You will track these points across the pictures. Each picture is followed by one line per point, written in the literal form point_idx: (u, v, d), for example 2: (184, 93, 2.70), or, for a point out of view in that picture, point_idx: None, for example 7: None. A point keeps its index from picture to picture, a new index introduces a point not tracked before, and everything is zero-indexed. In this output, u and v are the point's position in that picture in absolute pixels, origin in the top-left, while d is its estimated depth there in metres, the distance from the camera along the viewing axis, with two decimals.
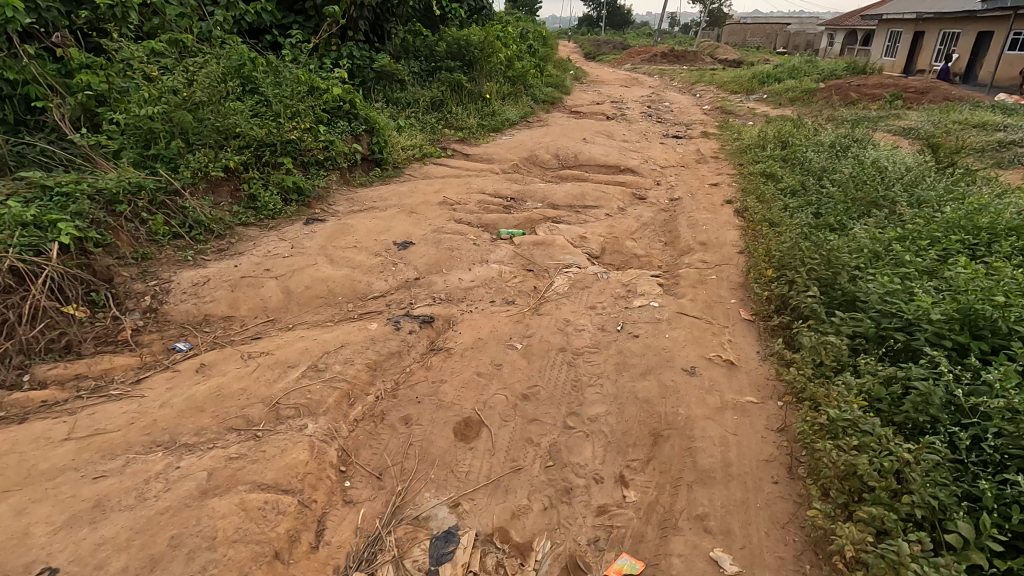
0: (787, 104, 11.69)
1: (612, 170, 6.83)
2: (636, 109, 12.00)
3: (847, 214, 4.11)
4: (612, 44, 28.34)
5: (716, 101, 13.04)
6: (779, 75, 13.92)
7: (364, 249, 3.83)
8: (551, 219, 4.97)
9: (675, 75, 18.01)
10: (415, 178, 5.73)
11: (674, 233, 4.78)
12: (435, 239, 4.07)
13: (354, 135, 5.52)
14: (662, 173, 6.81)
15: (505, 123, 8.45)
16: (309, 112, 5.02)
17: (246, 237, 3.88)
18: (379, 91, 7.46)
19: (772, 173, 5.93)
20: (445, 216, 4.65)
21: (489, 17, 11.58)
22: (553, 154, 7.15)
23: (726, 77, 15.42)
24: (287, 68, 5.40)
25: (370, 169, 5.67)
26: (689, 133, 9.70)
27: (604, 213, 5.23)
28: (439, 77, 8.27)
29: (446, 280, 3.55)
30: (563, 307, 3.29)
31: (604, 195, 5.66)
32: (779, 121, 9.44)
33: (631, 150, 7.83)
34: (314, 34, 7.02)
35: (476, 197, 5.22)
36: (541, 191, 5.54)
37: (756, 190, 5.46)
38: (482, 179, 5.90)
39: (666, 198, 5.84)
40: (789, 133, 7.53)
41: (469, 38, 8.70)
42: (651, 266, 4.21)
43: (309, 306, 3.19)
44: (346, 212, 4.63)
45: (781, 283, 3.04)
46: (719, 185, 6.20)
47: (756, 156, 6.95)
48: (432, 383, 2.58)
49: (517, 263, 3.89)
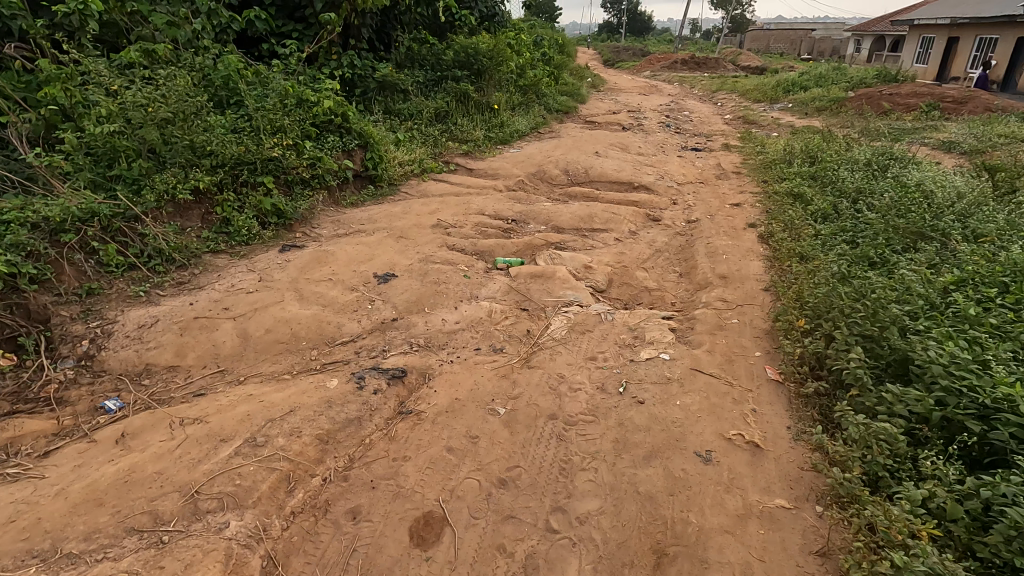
0: (814, 114, 11.09)
1: (624, 186, 6.37)
2: (654, 118, 11.53)
3: (890, 247, 3.61)
4: (632, 50, 27.82)
5: (738, 110, 12.49)
6: (805, 82, 13.31)
7: (340, 282, 3.44)
8: (554, 244, 4.54)
9: (696, 83, 17.45)
10: (411, 197, 5.35)
11: (689, 262, 4.30)
12: (421, 270, 3.67)
13: (346, 150, 5.17)
14: (679, 191, 6.33)
15: (514, 135, 8.05)
16: (295, 127, 4.68)
17: (212, 267, 3.52)
18: (381, 102, 7.12)
19: (801, 193, 5.43)
20: (436, 242, 4.25)
21: (501, 25, 11.23)
22: (562, 169, 6.73)
23: (749, 84, 14.82)
24: (276, 78, 5.07)
25: (363, 187, 5.31)
26: (709, 145, 9.19)
27: (613, 237, 4.78)
28: (445, 87, 7.91)
29: (427, 322, 3.14)
30: (558, 358, 2.85)
31: (614, 216, 5.21)
32: (806, 133, 8.89)
33: (646, 164, 7.36)
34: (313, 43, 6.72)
35: (474, 218, 4.82)
36: (546, 212, 5.11)
37: (783, 213, 4.97)
38: (483, 197, 5.50)
39: (682, 219, 5.37)
40: (818, 147, 6.99)
41: (477, 46, 8.33)
42: (663, 302, 3.75)
43: (267, 354, 2.80)
44: (330, 237, 4.26)
45: (816, 339, 2.57)
46: (741, 205, 5.71)
47: (781, 173, 6.44)
48: (393, 462, 2.16)
49: (511, 299, 3.46)
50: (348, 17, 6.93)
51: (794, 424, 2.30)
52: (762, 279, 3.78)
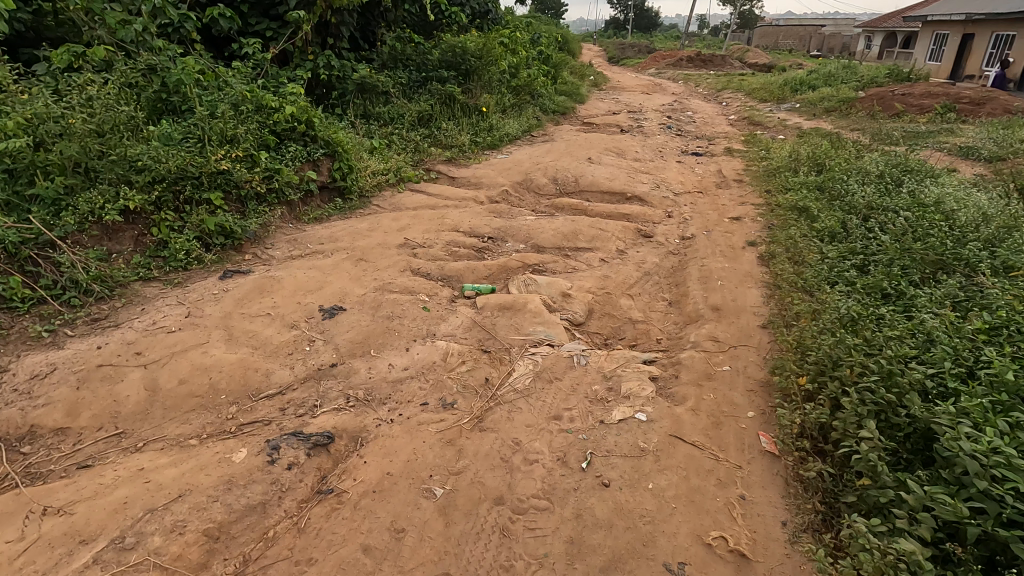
0: (822, 116, 10.58)
1: (616, 197, 5.95)
2: (655, 119, 11.07)
3: (905, 279, 3.19)
4: (637, 47, 27.25)
5: (744, 111, 11.99)
6: (814, 81, 12.78)
7: (279, 317, 3.04)
8: (532, 267, 4.13)
9: (701, 81, 16.92)
10: (383, 210, 4.96)
11: (680, 288, 3.88)
12: (375, 302, 3.26)
13: (311, 161, 4.79)
14: (675, 202, 5.90)
15: (503, 140, 7.63)
16: (251, 137, 4.29)
17: (138, 299, 3.13)
18: (359, 105, 6.72)
19: (806, 207, 4.98)
20: (400, 264, 3.84)
21: (496, 22, 10.81)
22: (551, 177, 6.31)
23: (755, 83, 14.29)
24: (233, 82, 4.67)
25: (330, 200, 4.92)
26: (710, 149, 8.74)
27: (598, 257, 4.36)
28: (431, 88, 7.50)
29: (372, 367, 2.73)
30: (516, 417, 2.44)
31: (602, 232, 4.78)
32: (813, 137, 8.42)
33: (642, 172, 6.92)
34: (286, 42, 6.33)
35: (446, 236, 4.41)
36: (528, 228, 4.69)
37: (786, 232, 4.53)
38: (460, 211, 5.10)
39: (676, 236, 4.93)
40: (826, 154, 6.52)
41: (464, 45, 7.92)
42: (648, 339, 3.32)
43: (176, 412, 2.41)
44: (282, 259, 3.88)
45: (820, 406, 2.16)
46: (742, 218, 5.27)
47: (786, 182, 5.98)
48: (295, 567, 1.78)
49: (473, 337, 3.05)
50: (323, 14, 6.53)
51: (792, 519, 1.91)
52: (761, 313, 3.35)
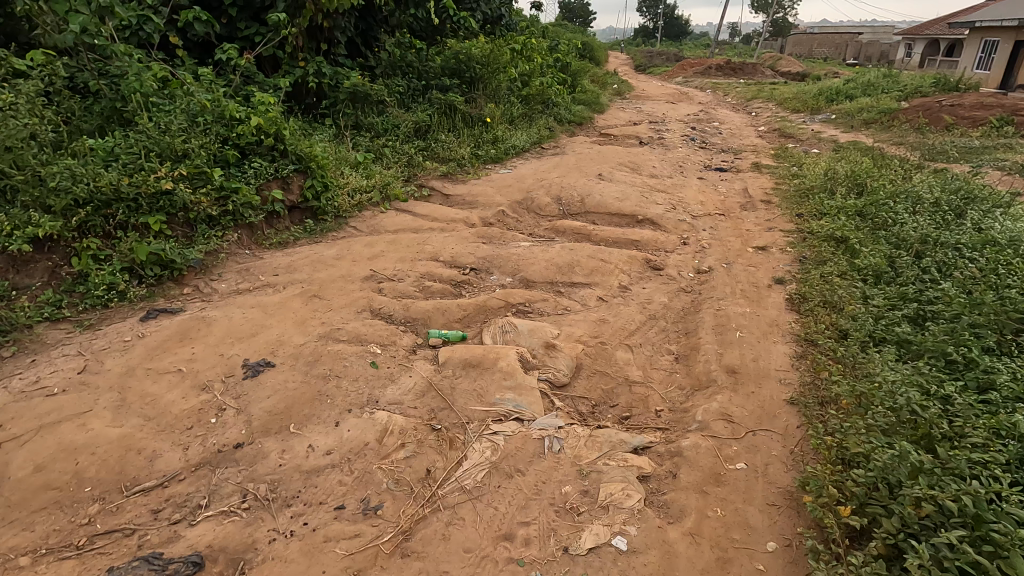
0: (861, 129, 9.74)
1: (626, 219, 5.32)
2: (678, 131, 10.38)
3: (978, 343, 2.62)
4: (664, 56, 26.50)
5: (775, 121, 11.21)
6: (852, 90, 11.92)
7: (191, 375, 2.50)
8: (516, 307, 3.53)
9: (730, 90, 16.11)
10: (360, 233, 4.45)
11: (690, 339, 3.23)
12: (314, 355, 2.70)
13: (279, 178, 4.32)
14: (692, 227, 5.23)
15: (507, 153, 7.07)
16: (206, 151, 3.84)
17: (32, 347, 2.65)
18: (350, 115, 6.25)
19: (845, 239, 4.30)
20: (359, 303, 3.29)
21: (509, 28, 10.33)
22: (555, 196, 5.72)
23: (788, 92, 13.45)
24: (196, 91, 4.25)
25: (300, 222, 4.44)
26: (736, 164, 8.03)
27: (596, 295, 3.74)
28: (431, 97, 7.00)
29: (287, 450, 2.17)
30: (455, 537, 1.87)
31: (603, 263, 4.15)
32: (851, 153, 7.66)
33: (657, 190, 6.27)
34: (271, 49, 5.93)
35: (421, 267, 3.86)
36: (518, 257, 4.10)
37: (820, 270, 3.86)
38: (445, 235, 4.55)
39: (690, 268, 4.28)
40: (867, 173, 5.77)
41: (469, 51, 7.42)
42: (645, 409, 2.70)
43: (18, 512, 1.88)
44: (226, 293, 3.37)
45: (873, 558, 1.55)
46: (768, 248, 4.58)
47: (821, 206, 5.28)
48: None
49: (424, 408, 2.47)
50: (313, 17, 6.11)
51: None
52: (789, 379, 2.69)
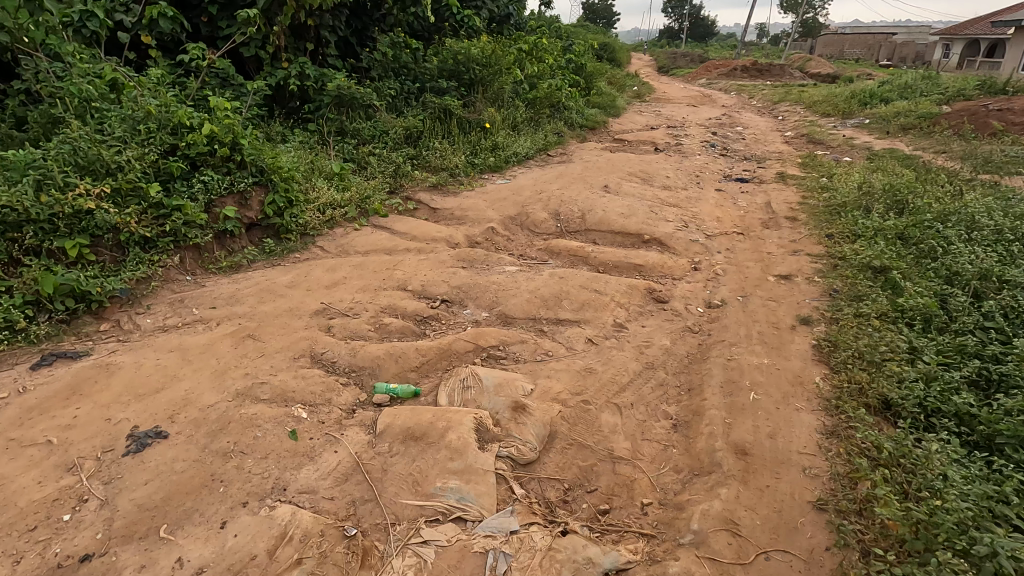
0: (897, 136, 8.97)
1: (630, 238, 4.74)
2: (698, 136, 9.72)
3: None
4: (688, 57, 25.66)
5: (803, 126, 10.46)
6: (888, 93, 11.09)
7: (60, 448, 2.03)
8: (486, 351, 2.99)
9: (756, 93, 15.30)
10: (325, 254, 3.97)
11: (694, 399, 2.65)
12: (221, 421, 2.20)
13: (235, 193, 3.87)
14: (706, 249, 4.62)
15: (507, 162, 6.53)
16: (143, 163, 3.41)
17: None
18: (334, 120, 5.79)
19: (885, 269, 3.68)
20: (299, 347, 2.79)
21: (518, 29, 9.82)
22: (553, 211, 5.16)
23: (817, 95, 12.64)
24: (143, 95, 3.83)
25: (259, 241, 3.98)
26: (759, 173, 7.36)
27: (584, 336, 3.18)
28: (426, 100, 6.51)
29: (146, 566, 1.68)
30: None
31: (598, 294, 3.59)
32: (888, 163, 6.94)
33: (669, 204, 5.66)
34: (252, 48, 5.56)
35: (383, 298, 3.34)
36: (498, 287, 3.56)
37: (854, 309, 3.26)
38: (421, 257, 4.03)
39: (700, 301, 3.68)
40: (908, 189, 5.10)
41: (468, 51, 6.92)
42: (628, 499, 2.14)
43: None
44: (149, 330, 2.91)
45: None
46: (791, 278, 3.96)
47: (855, 226, 4.64)
48: None
49: (343, 500, 1.96)
50: (296, 15, 5.70)
51: None
52: (816, 469, 2.13)
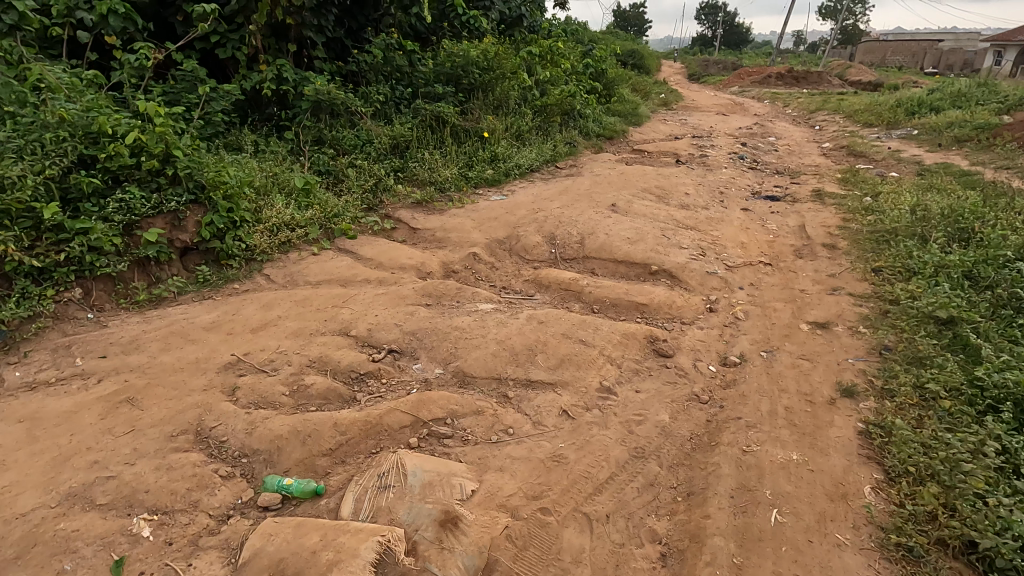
0: (950, 149, 8.03)
1: (635, 268, 4.04)
2: (725, 147, 8.93)
3: None
4: (721, 64, 24.66)
5: (843, 136, 9.57)
6: (938, 101, 10.12)
7: None
8: (428, 424, 2.33)
9: (792, 101, 14.33)
10: (270, 286, 3.40)
11: (693, 515, 1.96)
12: (20, 545, 1.65)
13: (164, 213, 3.32)
14: (725, 284, 3.88)
15: (506, 175, 5.89)
16: (43, 179, 2.93)
17: None
18: (311, 128, 5.25)
19: (954, 321, 2.95)
20: (182, 419, 2.18)
21: (532, 31, 9.22)
22: (548, 233, 4.50)
23: (858, 103, 11.68)
24: (67, 99, 3.36)
25: (194, 268, 3.42)
26: (792, 190, 6.56)
27: (559, 406, 2.49)
28: (418, 105, 5.92)
29: None
30: None
31: (584, 345, 2.89)
32: (943, 181, 6.09)
33: (685, 227, 4.93)
34: (234, 48, 5.27)
35: (316, 347, 2.73)
36: (462, 333, 2.90)
37: (916, 380, 2.55)
38: (381, 290, 3.41)
39: (712, 357, 2.97)
40: (972, 215, 4.30)
41: (467, 54, 6.35)
42: None
43: None
44: (13, 387, 2.36)
45: None
46: (829, 327, 3.21)
47: (909, 260, 3.87)
48: None
49: None
50: (273, 12, 5.24)
51: None
52: None
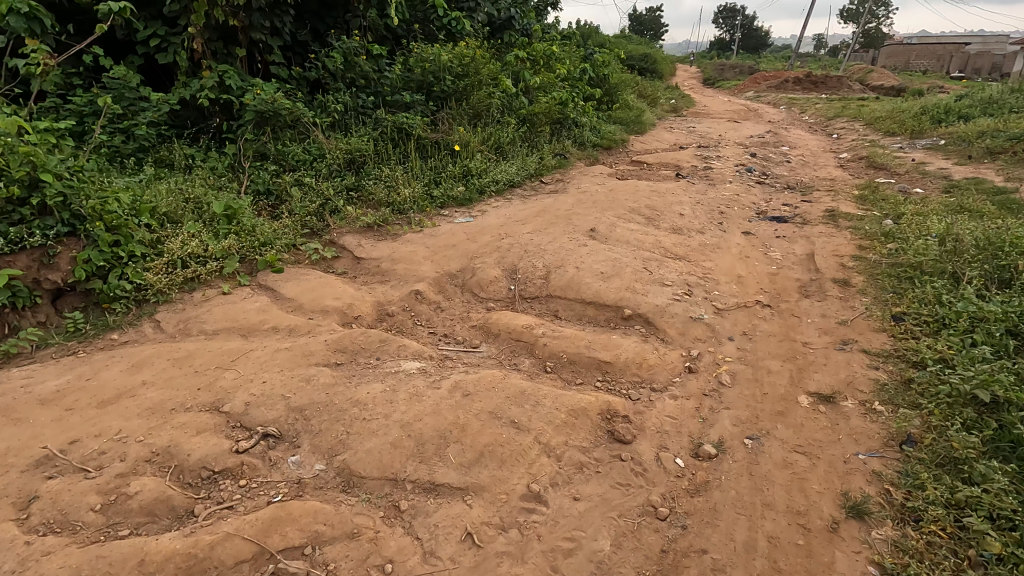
0: (982, 162, 7.24)
1: (604, 310, 3.39)
2: (732, 157, 8.23)
3: None
4: (737, 68, 23.85)
5: (863, 146, 8.80)
6: (968, 109, 9.29)
7: None
8: (278, 557, 1.74)
9: (809, 107, 13.52)
10: (154, 337, 2.85)
11: None
12: None
13: (28, 249, 2.82)
14: (712, 334, 3.22)
15: (479, 193, 5.28)
16: None
17: None
18: (254, 141, 4.71)
19: (1000, 404, 2.27)
20: None
21: (525, 33, 8.61)
22: (509, 266, 3.87)
23: (880, 110, 10.87)
24: None
25: (67, 313, 2.90)
26: (801, 209, 5.87)
27: (463, 526, 1.87)
28: (381, 115, 5.35)
29: None
30: None
31: (516, 429, 2.26)
32: (975, 201, 5.35)
33: (674, 257, 4.26)
34: (173, 53, 4.76)
35: (168, 431, 2.15)
36: (361, 410, 2.29)
37: (947, 498, 1.91)
38: (285, 343, 2.83)
39: (681, 443, 2.33)
40: (1016, 249, 3.59)
41: (439, 58, 5.77)
42: None
43: None
44: None
45: None
46: (835, 401, 2.54)
47: (937, 307, 3.18)
48: None
49: None
50: (212, 12, 4.71)
51: None
52: None
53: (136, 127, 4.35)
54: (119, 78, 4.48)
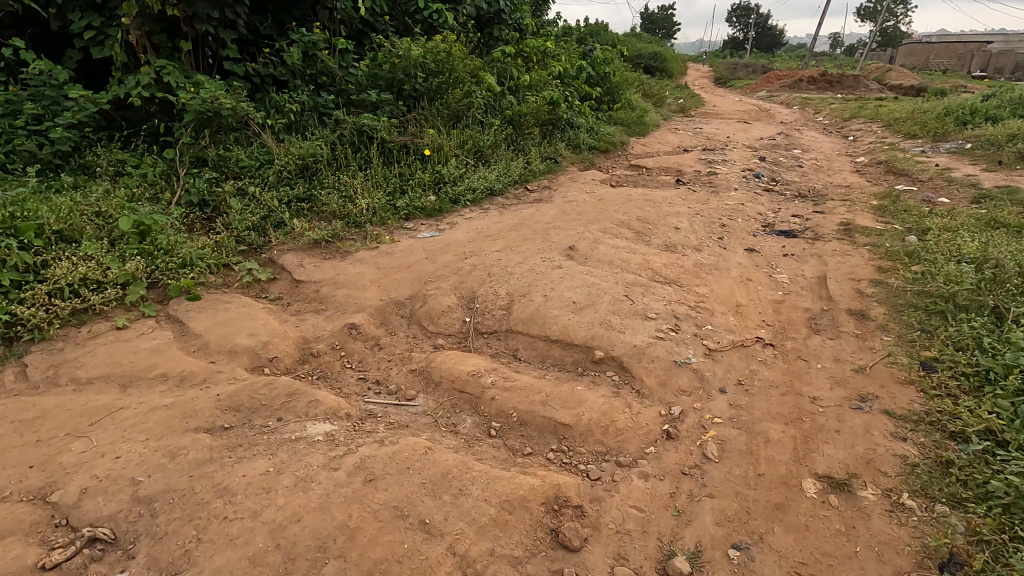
0: (1014, 168, 6.57)
1: (571, 350, 2.83)
2: (738, 161, 7.61)
3: None
4: (750, 67, 23.10)
5: (881, 150, 8.13)
6: (996, 109, 8.58)
7: None
8: None
9: (824, 107, 12.79)
10: (13, 387, 2.35)
11: None
12: None
13: None
14: (700, 383, 2.65)
15: (452, 202, 4.74)
16: None
17: None
18: (194, 145, 4.21)
19: None
20: None
21: (517, 27, 8.04)
22: (467, 292, 3.33)
23: (900, 110, 10.17)
24: None
25: None
26: (812, 221, 5.25)
27: None
28: (343, 117, 4.83)
29: None
30: None
31: (425, 533, 1.72)
32: (1011, 215, 4.71)
33: (663, 280, 3.68)
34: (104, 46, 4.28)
35: None
36: (226, 503, 1.76)
37: None
38: (168, 396, 2.30)
39: (645, 553, 1.77)
40: None
41: (410, 53, 5.22)
42: None
43: None
44: None
45: None
46: (850, 492, 1.98)
47: (979, 357, 2.59)
48: None
49: None
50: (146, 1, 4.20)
51: None
52: None
53: (55, 129, 3.86)
54: (39, 75, 4.01)
